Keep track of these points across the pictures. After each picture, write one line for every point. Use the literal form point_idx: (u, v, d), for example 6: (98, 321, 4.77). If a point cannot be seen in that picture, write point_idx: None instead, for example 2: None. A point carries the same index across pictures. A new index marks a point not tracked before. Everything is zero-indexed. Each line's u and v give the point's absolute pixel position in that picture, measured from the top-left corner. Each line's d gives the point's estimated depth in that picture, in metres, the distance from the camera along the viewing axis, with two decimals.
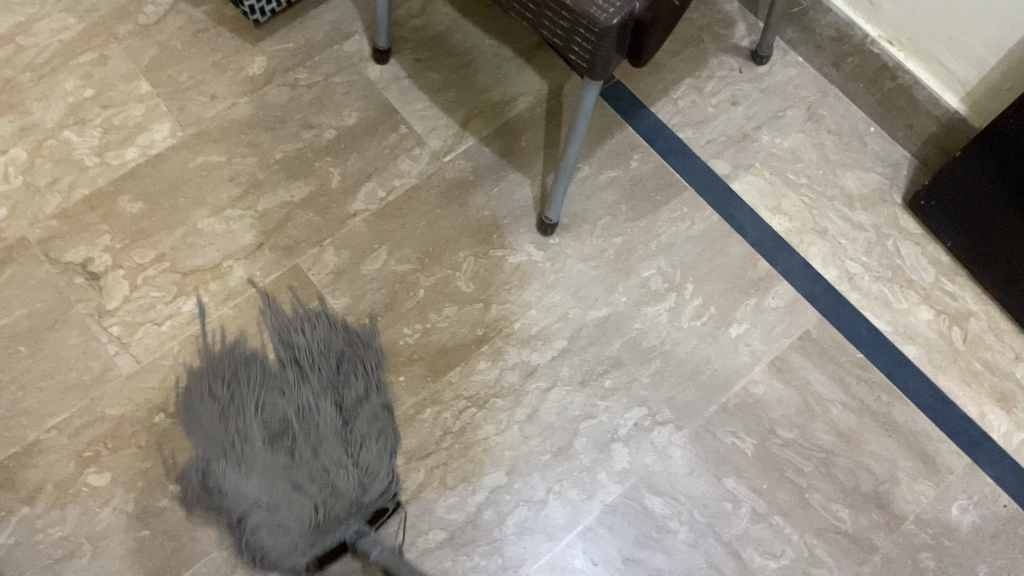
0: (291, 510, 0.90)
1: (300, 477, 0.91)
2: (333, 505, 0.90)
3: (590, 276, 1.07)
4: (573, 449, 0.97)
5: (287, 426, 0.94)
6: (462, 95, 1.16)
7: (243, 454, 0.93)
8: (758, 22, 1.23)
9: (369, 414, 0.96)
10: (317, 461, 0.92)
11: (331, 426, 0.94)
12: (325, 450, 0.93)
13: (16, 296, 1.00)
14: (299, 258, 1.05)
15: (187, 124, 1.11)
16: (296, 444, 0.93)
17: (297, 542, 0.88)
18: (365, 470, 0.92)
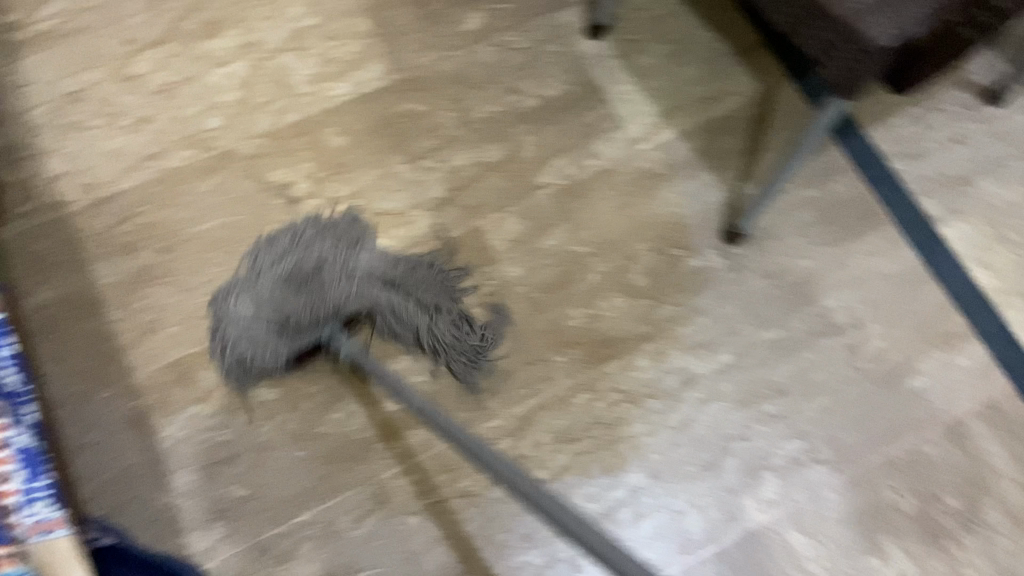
0: (271, 307, 0.93)
1: (284, 278, 0.95)
2: (313, 310, 0.92)
3: (769, 295, 1.02)
4: (721, 467, 0.95)
5: (289, 246, 0.98)
6: (670, 84, 1.13)
7: (282, 239, 0.99)
8: (999, 62, 1.14)
9: (369, 256, 0.99)
10: (278, 279, 0.95)
11: (326, 254, 0.97)
12: (301, 269, 0.96)
13: (217, 205, 1.05)
14: (482, 220, 1.06)
15: (398, 69, 1.13)
16: (282, 255, 0.97)
17: (254, 335, 0.93)
18: (346, 284, 0.95)
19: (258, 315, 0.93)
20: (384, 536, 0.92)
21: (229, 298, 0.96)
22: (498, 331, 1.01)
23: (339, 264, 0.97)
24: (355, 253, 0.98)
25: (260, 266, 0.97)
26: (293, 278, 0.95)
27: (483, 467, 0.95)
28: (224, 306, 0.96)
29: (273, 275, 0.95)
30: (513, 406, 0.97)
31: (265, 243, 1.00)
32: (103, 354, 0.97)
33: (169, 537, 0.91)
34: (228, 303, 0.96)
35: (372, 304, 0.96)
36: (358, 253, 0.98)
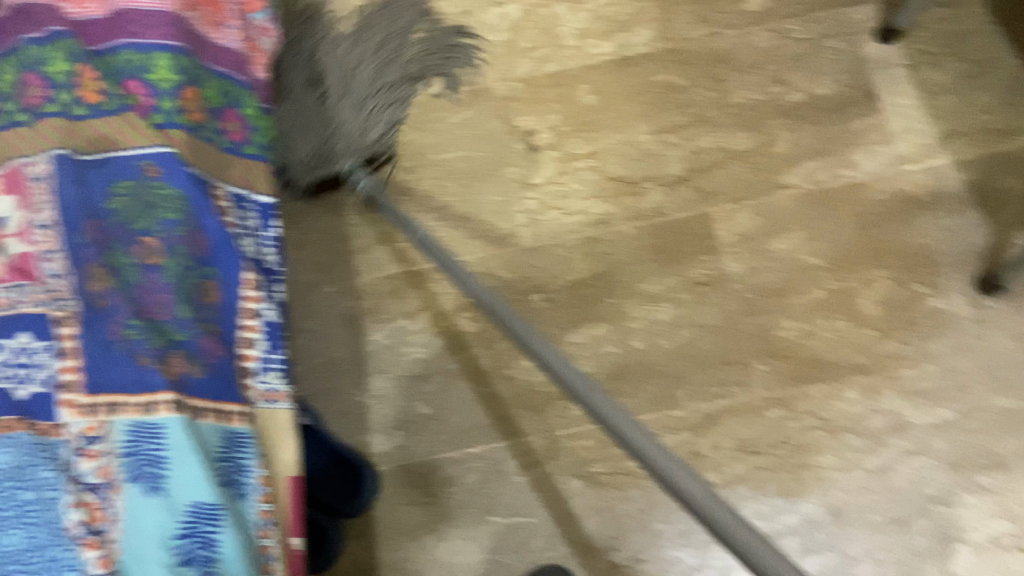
0: (359, 123, 1.00)
1: (347, 82, 1.01)
2: (349, 141, 1.00)
3: (1014, 359, 0.92)
4: (912, 525, 0.88)
5: (313, 46, 1.03)
6: (958, 106, 1.02)
7: (330, 102, 0.99)
8: None
9: (370, 51, 1.03)
10: (372, 80, 1.02)
11: (355, 53, 1.02)
12: (365, 69, 1.02)
13: (463, 138, 1.10)
14: (714, 207, 1.02)
15: (666, 38, 1.10)
16: (300, 70, 1.01)
17: (323, 138, 0.99)
18: (366, 118, 1.01)
19: (328, 121, 0.99)
20: (546, 491, 0.94)
21: (291, 116, 0.99)
22: (703, 323, 0.98)
23: (359, 63, 1.02)
24: (371, 38, 1.04)
25: (360, 60, 1.02)
26: (319, 81, 1.01)
27: (657, 453, 0.93)
28: (284, 123, 0.99)
29: (317, 86, 1.00)
30: (701, 402, 0.95)
31: (312, 89, 1.00)
32: (334, 252, 1.05)
33: (354, 432, 0.97)
34: (296, 105, 0.99)
35: (361, 92, 1.01)
36: (376, 51, 1.04)
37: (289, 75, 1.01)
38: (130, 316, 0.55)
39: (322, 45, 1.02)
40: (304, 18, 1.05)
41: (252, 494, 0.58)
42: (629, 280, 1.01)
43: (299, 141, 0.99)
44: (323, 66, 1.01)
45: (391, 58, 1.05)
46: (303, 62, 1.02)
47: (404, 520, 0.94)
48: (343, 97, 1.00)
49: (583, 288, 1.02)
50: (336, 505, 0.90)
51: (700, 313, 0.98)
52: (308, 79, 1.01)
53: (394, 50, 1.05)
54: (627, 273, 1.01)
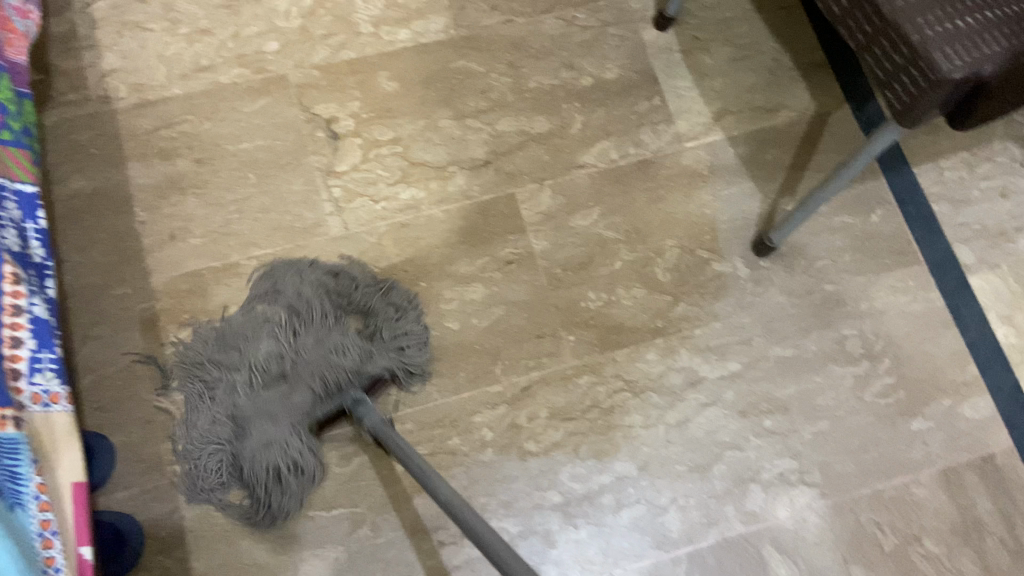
0: (249, 410, 0.89)
1: (271, 371, 0.91)
2: (336, 372, 0.90)
3: (788, 313, 1.02)
4: (710, 472, 0.95)
5: (231, 334, 0.94)
6: (728, 87, 1.12)
7: (251, 390, 0.90)
8: None
9: (292, 296, 0.95)
10: (348, 343, 0.93)
11: (293, 337, 0.93)
12: (301, 335, 0.93)
13: (260, 127, 1.06)
14: (517, 188, 1.06)
15: (461, 26, 1.13)
16: (223, 354, 0.93)
17: (268, 442, 0.88)
18: (255, 359, 0.91)
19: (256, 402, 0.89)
20: (369, 479, 0.92)
21: (203, 422, 0.90)
22: (513, 300, 1.01)
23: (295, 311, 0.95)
24: (314, 301, 0.95)
25: (291, 334, 0.93)
26: (298, 372, 0.91)
27: (476, 429, 0.95)
28: (217, 426, 0.89)
29: (248, 369, 0.91)
30: (516, 375, 0.97)
31: (229, 388, 0.91)
32: (124, 252, 0.98)
33: (156, 441, 0.91)
34: (240, 418, 0.90)
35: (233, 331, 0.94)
36: (292, 296, 0.96)
37: (201, 398, 0.91)
38: None
39: (272, 318, 0.95)
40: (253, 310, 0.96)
41: (29, 503, 0.54)
42: (440, 262, 1.02)
43: (263, 433, 0.88)
44: (265, 367, 0.91)
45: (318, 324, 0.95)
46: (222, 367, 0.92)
47: (218, 526, 0.89)
48: (246, 357, 0.91)
49: (395, 274, 1.01)
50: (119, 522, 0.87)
51: (509, 291, 1.01)
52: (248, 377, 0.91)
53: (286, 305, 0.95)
54: (437, 256, 1.02)
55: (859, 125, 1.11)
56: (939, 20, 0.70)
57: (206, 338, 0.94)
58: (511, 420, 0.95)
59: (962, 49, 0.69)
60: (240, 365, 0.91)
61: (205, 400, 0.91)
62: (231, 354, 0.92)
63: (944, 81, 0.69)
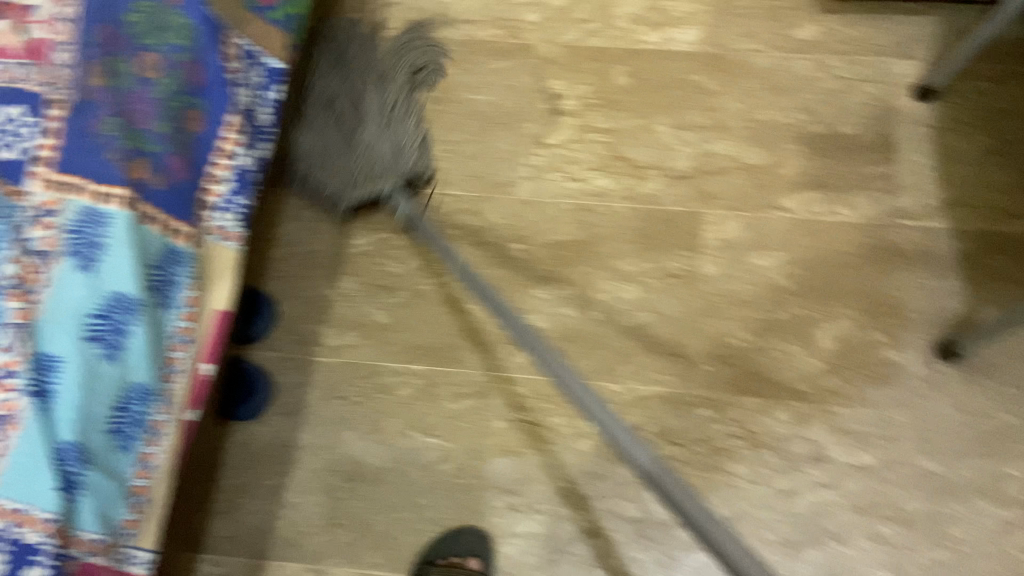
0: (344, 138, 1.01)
1: (361, 133, 1.01)
2: (389, 161, 1.01)
3: (951, 427, 0.92)
4: (802, 553, 0.88)
5: (338, 55, 1.07)
6: (973, 176, 1.02)
7: (345, 133, 1.01)
8: None
9: (387, 99, 1.03)
10: (384, 127, 1.03)
11: (392, 93, 1.02)
12: (389, 89, 1.03)
13: (493, 84, 1.14)
14: (707, 210, 1.05)
15: (710, 43, 1.13)
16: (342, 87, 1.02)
17: (316, 148, 1.05)
18: (351, 142, 1.01)
19: (335, 131, 1.01)
20: (469, 422, 0.97)
21: (304, 143, 1.05)
22: (663, 312, 1.00)
23: (369, 61, 1.06)
24: (383, 58, 1.05)
25: (376, 77, 1.05)
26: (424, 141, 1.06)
27: (583, 418, 0.96)
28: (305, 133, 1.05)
29: (352, 92, 1.02)
30: (638, 383, 0.97)
31: (351, 120, 1.01)
32: None
33: (311, 320, 1.03)
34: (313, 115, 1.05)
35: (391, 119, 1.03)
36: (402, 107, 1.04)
37: (316, 102, 1.06)
38: (111, 114, 0.63)
39: (414, 108, 1.04)
40: (398, 106, 1.03)
41: (175, 308, 0.64)
42: (606, 254, 1.04)
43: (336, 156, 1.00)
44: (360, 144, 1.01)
45: (390, 82, 1.07)
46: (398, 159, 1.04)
47: (331, 412, 0.98)
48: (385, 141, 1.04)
49: (562, 250, 1.05)
50: (257, 378, 0.99)
51: (663, 302, 1.01)
52: (344, 120, 1.02)
53: (412, 120, 1.04)
54: (607, 248, 1.04)
55: None
56: None
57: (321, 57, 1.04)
58: (619, 422, 0.96)
59: None
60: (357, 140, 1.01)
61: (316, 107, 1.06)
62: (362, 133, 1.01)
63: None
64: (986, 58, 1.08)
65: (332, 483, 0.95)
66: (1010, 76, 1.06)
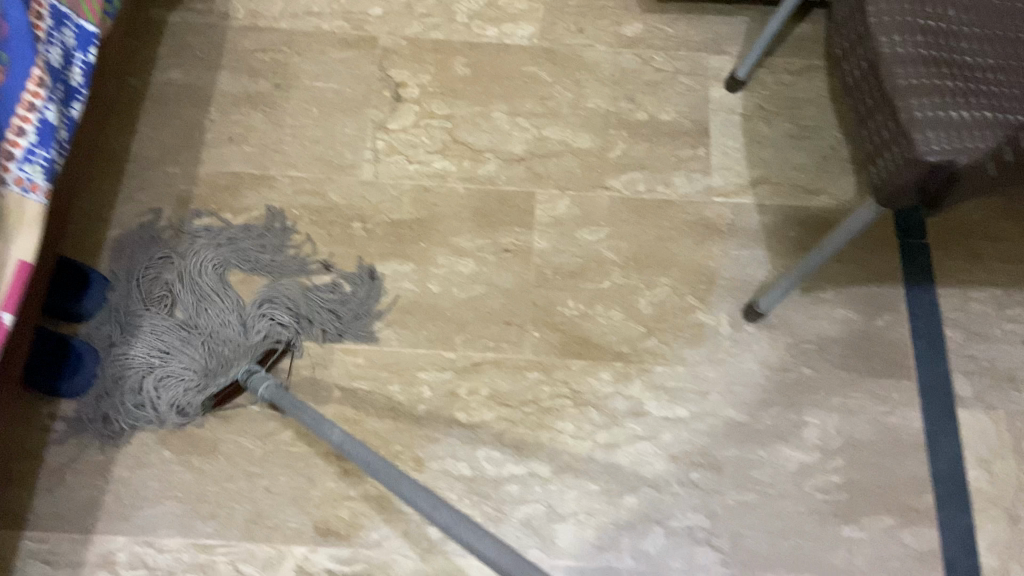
0: (185, 334, 0.98)
1: (195, 317, 1.00)
2: (219, 333, 0.99)
3: (756, 381, 1.00)
4: (621, 500, 0.94)
5: (154, 293, 1.02)
6: (776, 157, 1.13)
7: (141, 328, 0.98)
8: None
9: (256, 274, 1.04)
10: (231, 298, 1.02)
11: (269, 300, 1.02)
12: (236, 308, 1.01)
13: (338, 72, 1.18)
14: (540, 189, 1.11)
15: (545, 38, 1.22)
16: (153, 299, 1.01)
17: (129, 358, 0.97)
18: (151, 354, 0.97)
19: (151, 339, 0.98)
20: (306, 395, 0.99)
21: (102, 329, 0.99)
22: (497, 284, 1.06)
23: (256, 299, 1.02)
24: (274, 293, 1.02)
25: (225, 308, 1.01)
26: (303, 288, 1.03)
27: (418, 384, 1.00)
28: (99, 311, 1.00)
29: (177, 317, 1.00)
30: (472, 350, 1.02)
31: (149, 313, 1.00)
32: (187, 140, 1.13)
33: None
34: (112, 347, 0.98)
35: (270, 309, 1.01)
36: (257, 279, 1.04)
37: (111, 312, 1.00)
38: None
39: (274, 280, 1.04)
40: (226, 268, 1.04)
41: None
42: (444, 231, 1.08)
43: (124, 354, 0.97)
44: (191, 318, 1.00)
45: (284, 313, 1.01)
46: (259, 309, 1.01)
47: None
48: (258, 305, 1.01)
49: (401, 228, 1.08)
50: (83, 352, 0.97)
51: (497, 275, 1.06)
52: (191, 341, 0.98)
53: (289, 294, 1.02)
54: (445, 225, 1.09)
55: (897, 228, 1.08)
56: (933, 106, 0.69)
57: (133, 270, 1.03)
58: (453, 388, 1.00)
59: (945, 138, 0.67)
60: (174, 319, 1.00)
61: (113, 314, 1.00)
62: (212, 322, 1.00)
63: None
64: (787, 56, 1.20)
65: (166, 456, 0.95)
66: (807, 72, 1.19)
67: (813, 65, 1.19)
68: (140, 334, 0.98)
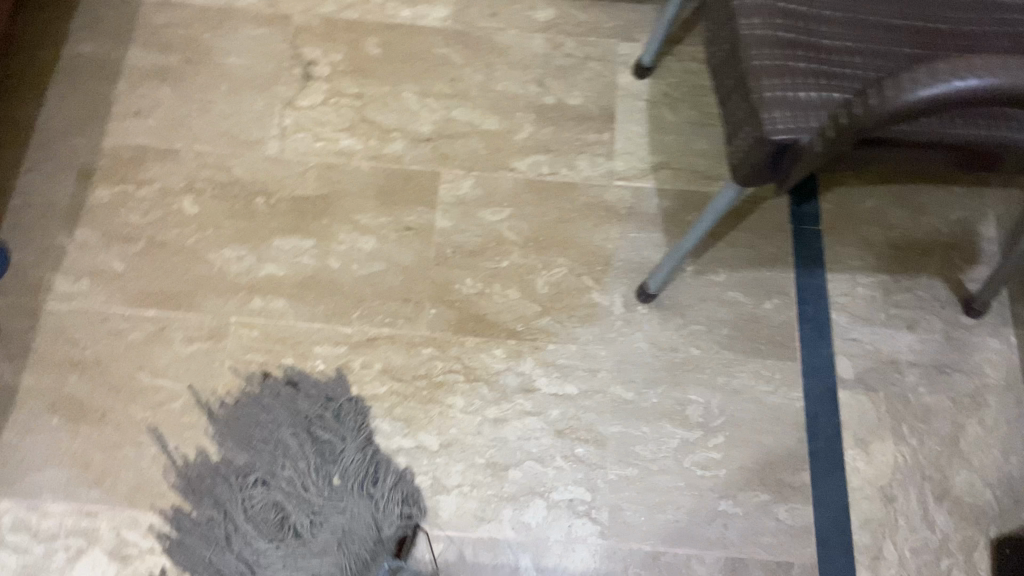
0: (274, 531, 0.93)
1: (263, 500, 0.94)
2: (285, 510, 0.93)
3: (644, 360, 1.02)
4: (506, 473, 0.96)
5: (218, 494, 0.94)
6: (678, 144, 1.15)
7: (273, 573, 0.91)
8: (994, 263, 1.09)
9: (285, 415, 0.98)
10: (262, 445, 0.96)
11: (284, 426, 0.97)
12: (334, 498, 0.95)
13: (250, 49, 1.18)
14: (445, 169, 1.12)
15: (459, 20, 1.23)
16: (268, 519, 0.93)
17: None
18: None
19: (273, 574, 0.91)
20: (197, 368, 1.00)
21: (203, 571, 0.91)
22: (396, 261, 1.07)
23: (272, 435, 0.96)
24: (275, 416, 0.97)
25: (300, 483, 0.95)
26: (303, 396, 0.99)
27: (312, 358, 1.01)
28: (186, 554, 0.91)
29: (306, 545, 0.92)
30: (368, 325, 1.03)
31: (225, 523, 0.93)
32: (93, 112, 1.12)
33: (44, 268, 1.03)
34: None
35: (315, 459, 0.96)
36: (264, 409, 0.98)
37: (190, 544, 0.92)
38: None
39: (283, 403, 0.98)
40: (273, 431, 0.97)
41: None
42: (347, 208, 1.09)
43: None
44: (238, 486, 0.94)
45: (316, 440, 0.97)
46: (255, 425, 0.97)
47: (58, 355, 0.99)
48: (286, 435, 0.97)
49: (304, 204, 1.09)
50: None
51: (396, 253, 1.07)
52: (281, 537, 0.93)
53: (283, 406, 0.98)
54: (348, 202, 1.10)
55: (791, 216, 1.11)
56: (783, 86, 0.71)
57: (193, 482, 0.94)
58: (347, 362, 1.01)
59: (791, 117, 0.70)
60: (254, 518, 0.93)
61: (209, 546, 0.92)
62: (288, 505, 0.94)
63: (889, 115, 0.58)
64: (695, 44, 1.22)
65: (53, 423, 0.95)
66: None
67: None
68: (229, 553, 0.92)
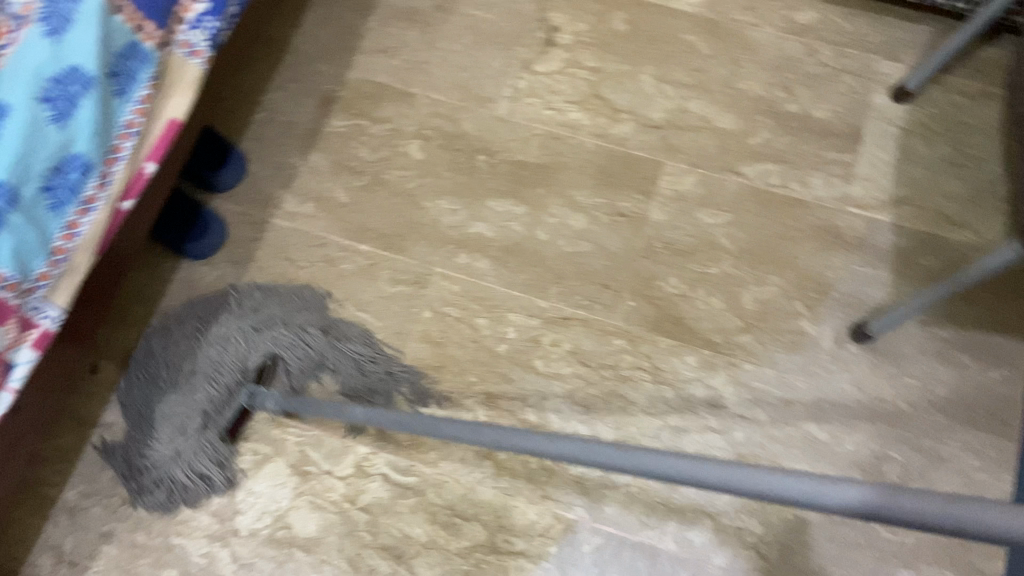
0: (219, 398, 0.95)
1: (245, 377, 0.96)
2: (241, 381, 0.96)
3: (845, 403, 0.96)
4: (677, 485, 0.93)
5: (217, 338, 0.99)
6: (926, 180, 1.06)
7: (170, 411, 0.95)
8: None
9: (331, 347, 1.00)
10: (292, 352, 0.99)
11: (325, 356, 1.00)
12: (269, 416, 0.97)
13: (499, 5, 1.18)
14: (670, 160, 1.09)
15: (712, 9, 1.17)
16: (211, 360, 0.97)
17: (156, 459, 0.94)
18: (161, 407, 0.95)
19: (177, 400, 0.96)
20: (399, 311, 1.03)
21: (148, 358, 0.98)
22: (604, 245, 1.05)
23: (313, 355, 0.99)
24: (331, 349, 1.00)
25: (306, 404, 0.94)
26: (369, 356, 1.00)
27: (505, 323, 1.02)
28: (153, 339, 0.99)
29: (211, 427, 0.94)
30: (565, 304, 1.02)
31: (197, 354, 0.98)
32: (343, 43, 1.16)
33: (276, 185, 1.09)
34: (150, 417, 0.95)
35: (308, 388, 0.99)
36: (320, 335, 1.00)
37: (159, 335, 1.00)
38: None
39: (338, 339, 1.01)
40: (314, 356, 0.99)
41: (130, 101, 0.69)
42: (565, 182, 1.08)
43: (145, 428, 0.95)
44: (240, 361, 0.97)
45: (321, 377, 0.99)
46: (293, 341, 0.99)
47: (276, 269, 1.04)
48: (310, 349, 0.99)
49: (524, 170, 1.09)
50: (210, 228, 1.03)
51: (605, 237, 1.05)
52: (211, 398, 0.95)
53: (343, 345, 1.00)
54: (566, 176, 1.09)
55: None
56: None
57: (219, 321, 1.00)
58: (538, 335, 1.01)
59: None
60: (223, 383, 0.96)
61: (164, 364, 0.98)
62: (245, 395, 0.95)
63: None
64: (966, 76, 1.12)
65: None
66: (984, 98, 1.10)
67: (992, 92, 1.11)
68: (166, 378, 0.97)
